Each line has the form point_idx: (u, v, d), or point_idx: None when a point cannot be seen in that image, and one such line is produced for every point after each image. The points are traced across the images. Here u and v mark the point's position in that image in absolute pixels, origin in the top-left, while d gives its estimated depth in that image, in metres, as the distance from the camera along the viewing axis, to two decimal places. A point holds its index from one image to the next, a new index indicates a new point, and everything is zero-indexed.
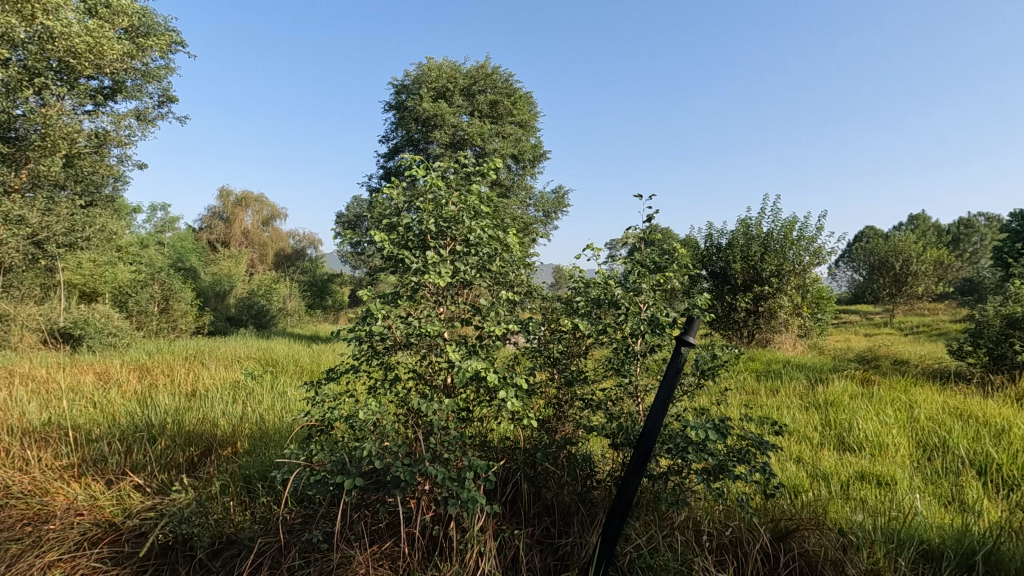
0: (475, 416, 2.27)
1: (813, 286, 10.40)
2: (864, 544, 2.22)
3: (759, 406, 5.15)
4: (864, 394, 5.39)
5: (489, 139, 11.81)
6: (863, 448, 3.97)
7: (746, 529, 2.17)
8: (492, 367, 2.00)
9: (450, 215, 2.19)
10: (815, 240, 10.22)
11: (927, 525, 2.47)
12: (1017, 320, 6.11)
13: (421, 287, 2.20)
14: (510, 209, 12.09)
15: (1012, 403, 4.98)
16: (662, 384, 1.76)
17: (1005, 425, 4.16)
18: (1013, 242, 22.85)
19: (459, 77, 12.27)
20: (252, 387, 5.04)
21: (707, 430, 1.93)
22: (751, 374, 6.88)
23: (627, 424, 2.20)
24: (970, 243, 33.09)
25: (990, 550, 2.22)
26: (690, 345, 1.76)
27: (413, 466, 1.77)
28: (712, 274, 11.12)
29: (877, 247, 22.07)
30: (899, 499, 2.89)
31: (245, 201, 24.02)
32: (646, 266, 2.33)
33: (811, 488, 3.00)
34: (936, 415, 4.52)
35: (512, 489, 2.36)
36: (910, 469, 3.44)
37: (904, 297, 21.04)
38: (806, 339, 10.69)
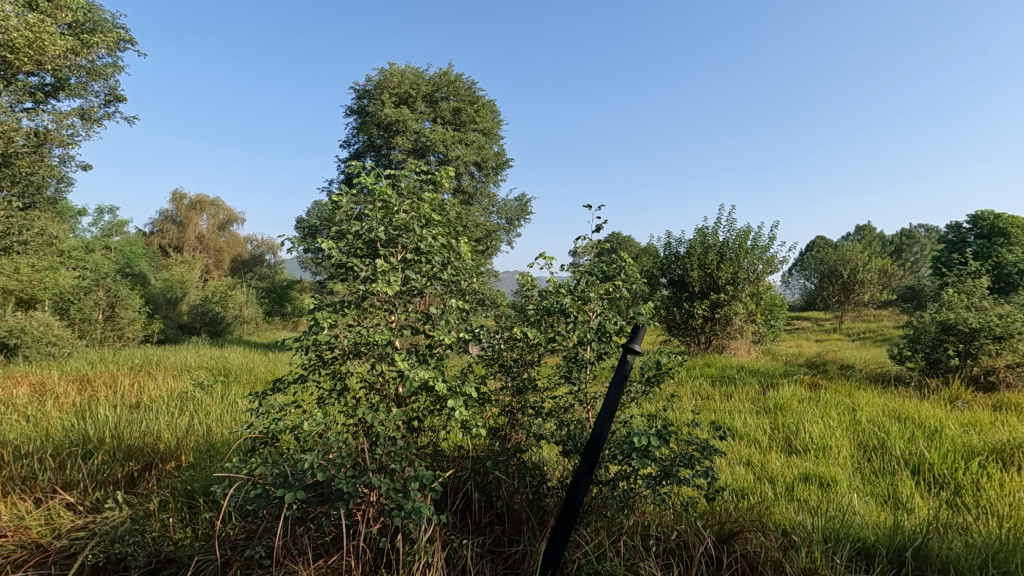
0: (426, 425, 2.26)
1: (766, 293, 10.77)
2: (803, 544, 2.29)
3: (712, 411, 5.29)
4: (811, 398, 5.60)
5: (451, 146, 11.84)
6: (808, 449, 4.12)
7: (692, 533, 2.22)
8: (441, 375, 2.00)
9: (400, 223, 2.19)
10: (767, 249, 10.58)
11: (864, 523, 2.58)
12: (950, 326, 6.47)
13: (370, 296, 2.18)
14: (473, 216, 12.09)
15: (946, 405, 5.26)
16: (608, 391, 1.77)
17: (939, 426, 4.39)
18: (951, 253, 24.18)
19: (421, 83, 12.24)
20: (200, 398, 4.86)
21: (650, 436, 1.96)
22: (707, 379, 7.07)
23: (576, 431, 2.24)
24: (912, 253, 34.89)
25: (919, 546, 2.32)
26: (636, 353, 1.77)
27: (357, 477, 1.74)
28: (671, 282, 11.37)
29: (827, 256, 23.01)
30: (839, 499, 3.00)
31: (200, 205, 23.04)
32: (596, 275, 2.37)
33: (758, 491, 3.09)
34: (877, 417, 4.74)
35: (463, 498, 2.35)
36: (851, 471, 3.59)
37: (852, 304, 21.99)
38: (760, 345, 11.04)
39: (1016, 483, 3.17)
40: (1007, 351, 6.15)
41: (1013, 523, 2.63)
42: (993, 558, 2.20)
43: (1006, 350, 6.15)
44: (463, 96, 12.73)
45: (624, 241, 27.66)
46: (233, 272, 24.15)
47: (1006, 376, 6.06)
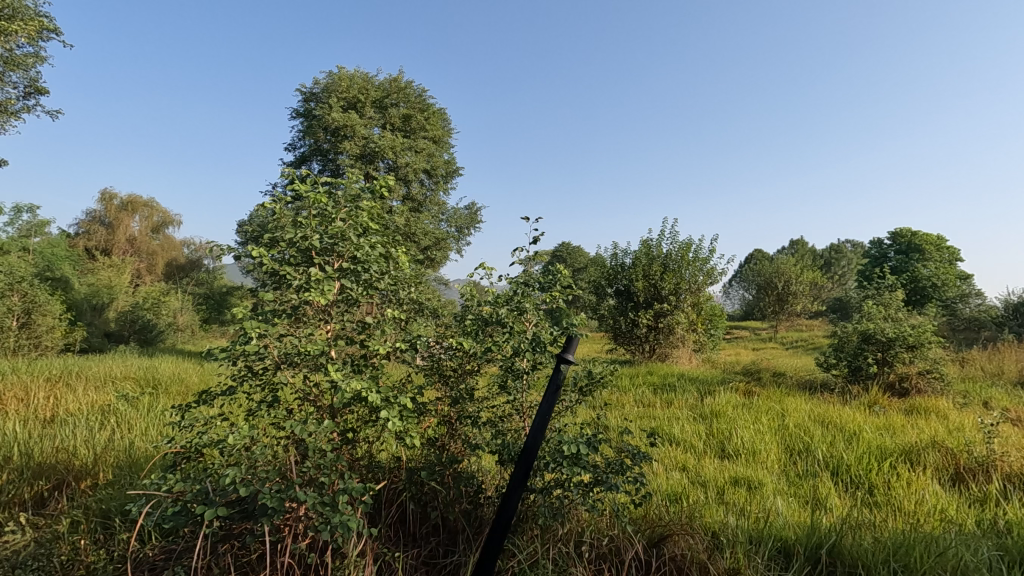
0: (361, 437, 2.23)
1: (706, 303, 11.21)
2: (727, 545, 2.39)
3: (652, 418, 5.44)
4: (744, 405, 5.87)
5: (400, 153, 11.79)
6: (739, 453, 4.32)
7: (623, 537, 2.28)
8: (375, 386, 1.98)
9: (336, 231, 2.15)
10: (707, 261, 11.05)
11: (786, 524, 2.71)
12: (869, 335, 6.94)
13: (305, 305, 2.14)
14: (422, 223, 12.03)
15: (865, 410, 5.62)
16: (542, 401, 1.80)
17: (857, 430, 4.69)
18: (873, 267, 25.92)
19: (371, 88, 12.11)
20: (125, 410, 4.58)
21: (580, 444, 2.02)
22: (649, 387, 7.29)
23: (511, 441, 2.27)
24: (840, 267, 37.16)
25: (833, 544, 2.47)
26: (569, 363, 1.80)
27: (283, 491, 1.69)
28: (618, 292, 11.64)
29: (762, 268, 24.20)
30: (765, 502, 3.15)
31: (132, 205, 21.93)
32: (533, 286, 2.45)
33: (691, 495, 3.20)
34: (802, 422, 5.02)
35: (398, 510, 2.34)
36: (777, 474, 3.78)
37: (785, 314, 23.21)
38: (700, 353, 11.45)
39: (920, 482, 3.43)
40: (918, 359, 6.66)
41: (917, 519, 2.84)
42: (896, 552, 2.36)
43: (917, 358, 6.65)
44: (414, 103, 12.71)
45: (573, 251, 28.24)
46: (167, 277, 22.92)
47: (918, 382, 6.55)
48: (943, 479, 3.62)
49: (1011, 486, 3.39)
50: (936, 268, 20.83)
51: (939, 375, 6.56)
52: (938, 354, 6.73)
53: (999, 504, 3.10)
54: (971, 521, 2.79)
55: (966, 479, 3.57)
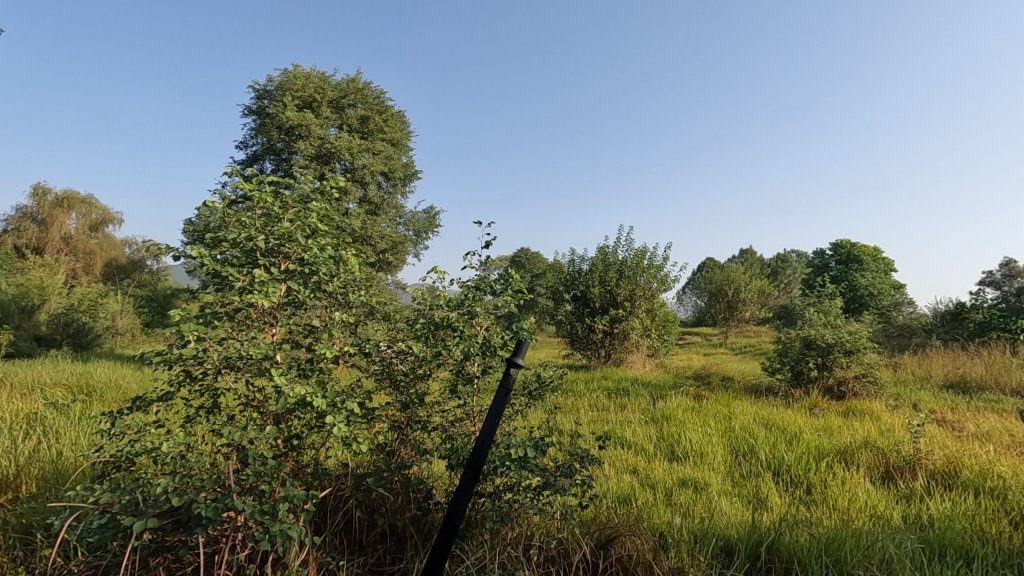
0: (306, 443, 2.18)
1: (660, 310, 11.49)
2: (672, 545, 2.45)
3: (605, 422, 5.53)
4: (693, 408, 6.04)
5: (357, 155, 11.61)
6: (688, 455, 4.44)
7: (571, 540, 2.31)
8: (320, 391, 1.94)
9: (282, 232, 2.10)
10: (661, 268, 11.33)
11: (729, 523, 2.80)
12: (811, 341, 7.28)
13: (247, 308, 2.08)
14: (379, 226, 11.85)
15: (805, 412, 5.88)
16: (491, 405, 1.81)
17: (797, 432, 4.89)
18: (816, 276, 27.16)
19: (327, 88, 11.87)
20: (51, 419, 4.29)
21: (527, 448, 2.03)
22: (603, 392, 7.40)
23: (460, 445, 2.27)
24: (786, 276, 38.79)
25: (772, 541, 2.56)
26: (519, 367, 1.81)
27: (220, 500, 1.63)
28: (575, 298, 11.77)
29: (713, 276, 25.00)
30: (710, 502, 3.24)
31: (69, 202, 20.82)
32: (484, 291, 2.46)
33: (640, 496, 3.26)
34: (747, 425, 5.21)
35: (344, 518, 2.30)
36: (722, 475, 3.90)
37: (735, 321, 24.05)
38: (654, 359, 11.71)
39: (853, 480, 3.60)
40: (854, 363, 7.02)
41: (848, 516, 3.00)
42: (829, 547, 2.47)
43: (854, 363, 7.02)
44: (372, 104, 12.59)
45: (532, 256, 28.47)
46: (106, 278, 21.71)
47: (854, 386, 6.90)
48: (875, 477, 3.83)
49: (934, 483, 3.62)
50: (873, 278, 22.04)
51: (873, 379, 6.94)
52: (872, 359, 7.12)
53: (923, 500, 3.30)
54: (897, 517, 2.95)
55: (894, 477, 3.78)
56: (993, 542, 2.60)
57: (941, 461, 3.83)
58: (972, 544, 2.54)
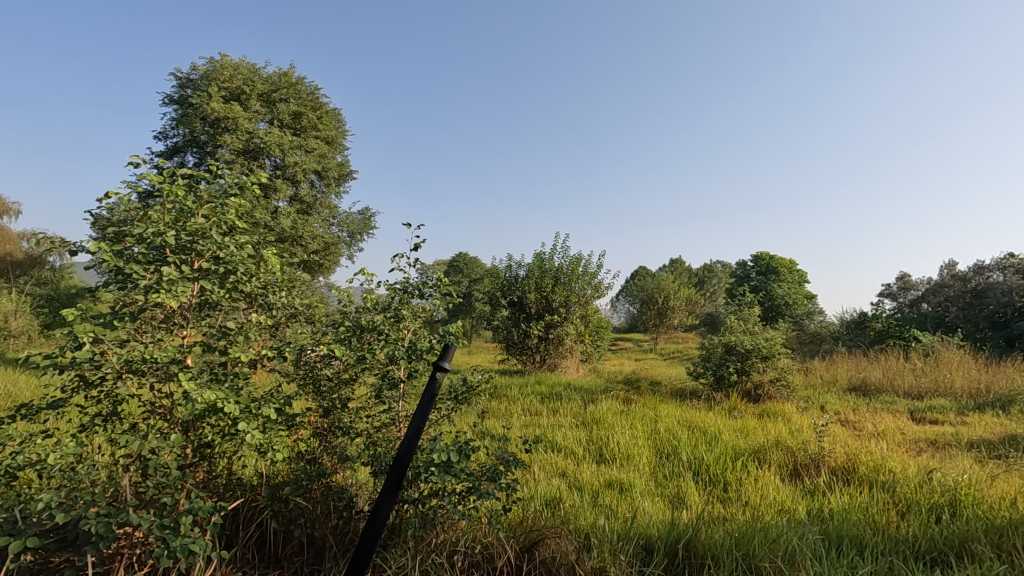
0: (218, 452, 2.07)
1: (593, 316, 11.77)
2: (595, 545, 2.50)
3: (537, 426, 5.59)
4: (622, 412, 6.22)
5: (289, 151, 11.20)
6: (615, 458, 4.56)
7: (497, 544, 2.30)
8: (232, 396, 1.83)
9: (195, 228, 1.98)
10: (595, 275, 11.60)
11: (651, 523, 2.89)
12: (731, 347, 7.69)
13: (152, 308, 1.95)
14: (311, 226, 11.47)
15: (725, 414, 6.20)
16: (416, 410, 1.80)
17: (717, 433, 5.14)
18: (737, 286, 28.73)
19: (258, 80, 11.38)
20: None
21: (451, 452, 2.02)
22: (537, 396, 7.48)
23: (385, 450, 2.23)
24: (712, 285, 40.78)
25: (689, 538, 2.67)
26: (445, 371, 1.81)
27: (113, 515, 1.51)
28: (511, 303, 11.83)
29: (645, 284, 25.91)
30: (634, 502, 3.34)
31: None
32: (412, 293, 2.42)
33: (568, 499, 3.30)
34: (672, 427, 5.42)
35: (258, 530, 2.19)
36: (646, 476, 4.04)
37: (664, 327, 25.03)
38: (587, 364, 11.96)
39: (765, 477, 3.83)
40: (770, 368, 7.48)
41: (758, 511, 3.18)
42: (740, 541, 2.61)
43: (769, 367, 7.48)
44: (305, 100, 12.24)
45: (471, 260, 28.41)
46: None
47: (769, 389, 7.35)
48: (784, 474, 4.09)
49: (835, 479, 3.91)
50: (789, 288, 23.64)
51: (786, 383, 7.43)
52: (785, 364, 7.62)
53: (825, 494, 3.55)
54: (802, 511, 3.16)
55: (801, 474, 4.06)
56: (882, 531, 2.84)
57: (841, 458, 4.15)
58: (865, 533, 2.76)
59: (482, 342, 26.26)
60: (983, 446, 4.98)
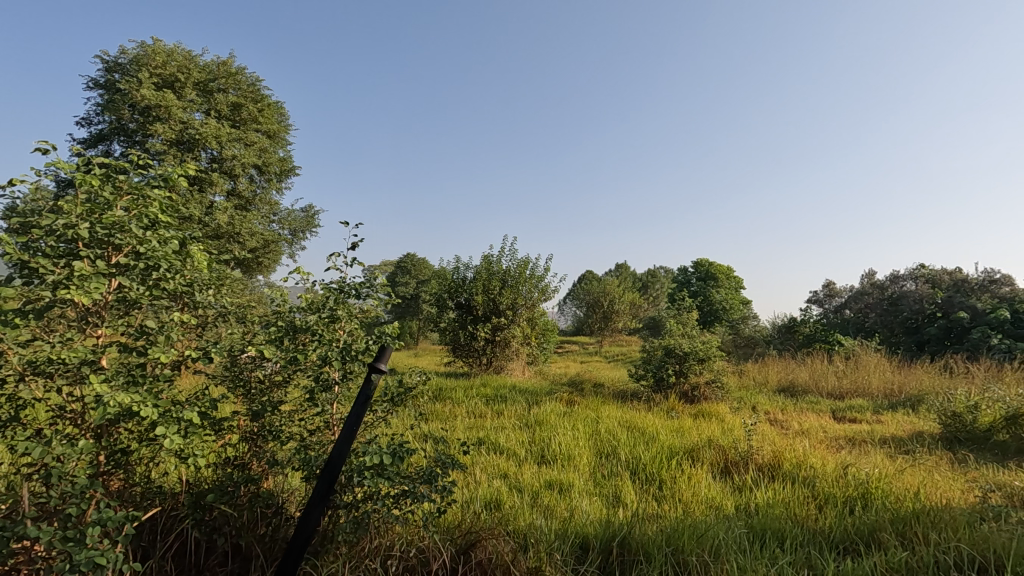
0: (134, 459, 1.95)
1: (539, 318, 11.88)
2: (532, 546, 2.53)
3: (480, 428, 5.57)
4: (565, 413, 6.31)
5: (227, 144, 10.74)
6: (556, 459, 4.61)
7: (432, 547, 2.28)
8: (150, 399, 1.74)
9: (113, 220, 1.85)
10: (542, 278, 11.73)
11: (587, 522, 2.94)
12: (670, 349, 7.95)
13: (62, 305, 1.82)
14: (250, 223, 11.00)
15: (663, 415, 6.40)
16: (349, 413, 1.77)
17: (654, 433, 5.30)
18: (678, 291, 29.75)
19: (193, 68, 10.83)
20: None
21: (385, 454, 1.99)
22: (481, 398, 7.46)
23: (315, 453, 2.17)
24: (655, 290, 42.00)
25: (624, 536, 2.74)
26: (380, 373, 1.79)
27: (9, 528, 1.40)
28: (458, 305, 11.74)
29: (591, 288, 26.41)
30: (572, 502, 3.39)
31: None
32: (348, 293, 2.36)
33: (507, 500, 3.31)
34: (612, 428, 5.55)
35: (179, 541, 2.09)
36: (586, 476, 4.11)
37: (609, 330, 25.59)
38: (533, 366, 12.06)
39: (697, 475, 3.98)
40: (706, 370, 7.79)
41: (690, 508, 3.31)
42: (670, 537, 2.71)
43: (705, 369, 7.79)
44: (245, 92, 11.80)
45: (418, 261, 28.04)
46: None
47: (704, 390, 7.65)
48: (716, 471, 4.27)
49: (761, 475, 4.12)
50: (727, 294, 24.73)
51: (720, 384, 7.76)
52: (719, 367, 7.96)
53: (752, 490, 3.73)
54: (730, 507, 3.31)
55: (731, 471, 4.25)
56: (804, 525, 3.00)
57: (768, 455, 4.38)
58: (786, 526, 2.92)
59: (429, 344, 25.97)
60: (894, 443, 5.37)
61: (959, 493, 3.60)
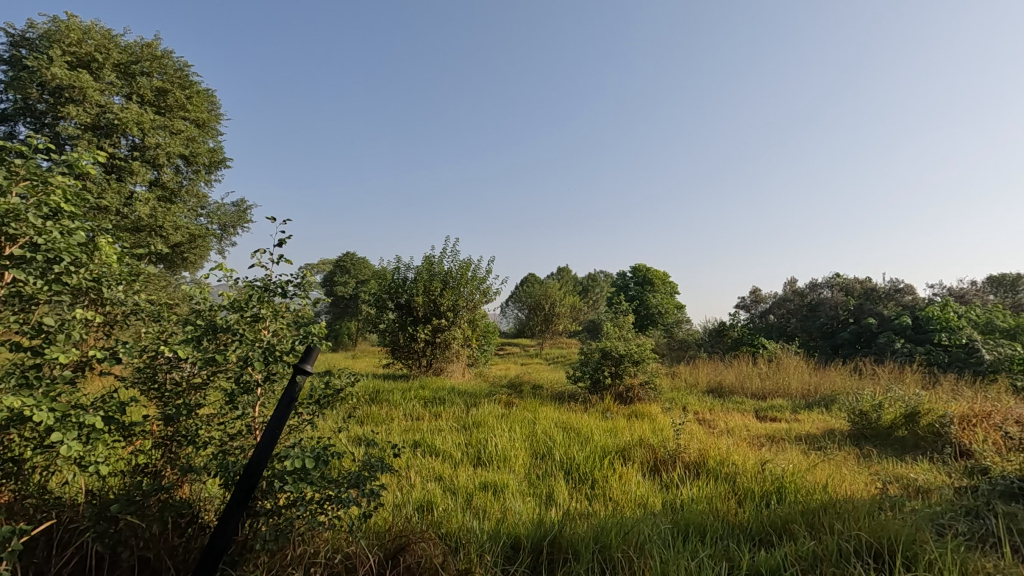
0: (26, 468, 1.79)
1: (480, 320, 11.88)
2: (462, 548, 2.53)
3: (417, 431, 5.50)
4: (502, 415, 6.34)
5: (150, 132, 10.09)
6: (491, 461, 4.63)
7: (360, 552, 2.24)
8: (45, 402, 1.60)
9: (8, 208, 1.69)
10: (484, 280, 11.73)
11: (519, 522, 2.97)
12: (607, 352, 8.15)
13: None
14: (174, 216, 10.37)
15: (599, 416, 6.55)
16: (272, 416, 1.70)
17: (589, 434, 5.42)
18: (617, 296, 30.53)
19: (113, 48, 10.08)
20: None
21: (309, 458, 1.92)
22: (419, 400, 7.35)
23: (234, 459, 2.07)
24: (595, 293, 42.93)
25: (553, 535, 2.78)
26: (306, 374, 1.73)
27: None
28: (398, 306, 11.54)
29: (533, 291, 26.68)
30: (505, 503, 3.41)
31: None
32: (271, 290, 2.28)
33: (440, 502, 3.29)
34: (549, 428, 5.62)
35: (79, 557, 1.93)
36: (520, 476, 4.15)
37: (550, 333, 25.90)
38: (473, 368, 12.05)
39: (628, 474, 4.10)
40: (640, 372, 8.06)
41: (619, 506, 3.40)
42: (598, 535, 2.78)
43: (639, 371, 8.05)
44: (171, 77, 11.13)
45: (358, 260, 27.31)
46: None
47: (638, 392, 7.90)
48: (645, 469, 4.43)
49: (687, 472, 4.31)
50: (664, 298, 25.60)
51: (653, 385, 8.04)
52: (652, 369, 8.25)
53: (678, 487, 3.89)
54: (657, 504, 3.44)
55: (659, 469, 4.42)
56: (724, 519, 3.16)
57: (694, 453, 4.57)
58: (707, 520, 3.06)
59: (368, 346, 25.33)
60: (809, 440, 5.75)
61: (862, 485, 3.90)
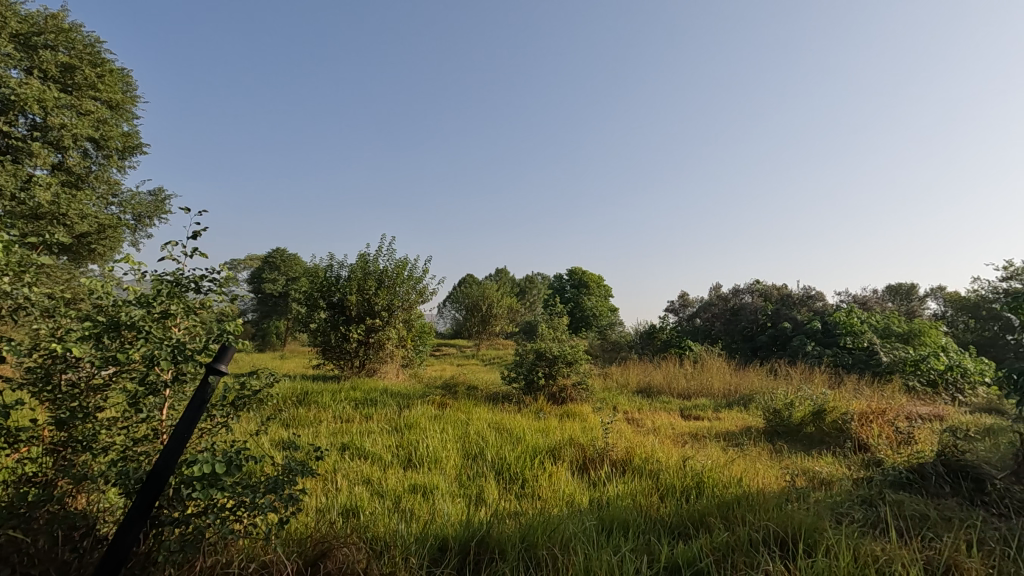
0: None
1: (415, 320, 11.70)
2: (387, 552, 2.48)
3: (346, 434, 5.34)
4: (435, 416, 6.27)
5: (54, 111, 9.23)
6: (423, 462, 4.57)
7: (276, 560, 2.15)
8: None
9: None
10: (420, 280, 11.58)
11: (447, 524, 2.94)
12: (541, 353, 8.25)
13: None
14: (81, 204, 9.54)
15: (532, 416, 6.61)
16: (180, 418, 1.60)
17: (521, 433, 5.47)
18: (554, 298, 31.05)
19: (11, 17, 9.15)
20: None
21: (220, 462, 1.81)
22: (350, 402, 7.14)
23: (137, 464, 1.92)
24: (532, 295, 43.43)
25: (481, 535, 2.78)
26: (219, 374, 1.64)
27: None
28: (330, 305, 11.16)
29: (470, 291, 26.63)
30: (434, 504, 3.37)
31: None
32: (183, 285, 2.15)
33: (367, 506, 3.21)
34: (481, 429, 5.62)
35: None
36: (451, 477, 4.13)
37: (487, 333, 25.93)
38: (408, 369, 11.85)
39: (557, 473, 4.17)
40: (573, 373, 8.21)
41: (547, 504, 3.45)
42: (525, 534, 2.80)
43: (572, 372, 8.21)
44: (80, 53, 10.24)
45: (289, 257, 26.24)
46: None
47: (571, 392, 8.06)
48: (574, 467, 4.52)
49: (615, 469, 4.44)
50: (598, 301, 26.28)
51: (585, 386, 8.22)
52: (585, 370, 8.44)
53: (605, 484, 4.00)
54: (584, 501, 3.52)
55: (588, 467, 4.52)
56: (646, 514, 3.27)
57: (621, 451, 4.71)
58: (631, 516, 3.17)
59: (297, 346, 24.34)
60: (728, 437, 6.07)
61: (773, 478, 4.16)
